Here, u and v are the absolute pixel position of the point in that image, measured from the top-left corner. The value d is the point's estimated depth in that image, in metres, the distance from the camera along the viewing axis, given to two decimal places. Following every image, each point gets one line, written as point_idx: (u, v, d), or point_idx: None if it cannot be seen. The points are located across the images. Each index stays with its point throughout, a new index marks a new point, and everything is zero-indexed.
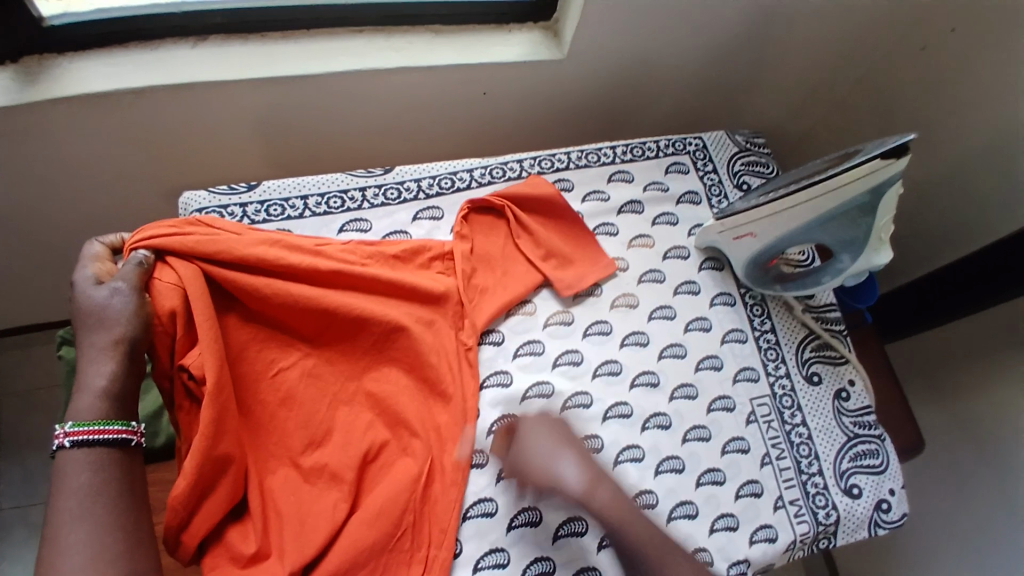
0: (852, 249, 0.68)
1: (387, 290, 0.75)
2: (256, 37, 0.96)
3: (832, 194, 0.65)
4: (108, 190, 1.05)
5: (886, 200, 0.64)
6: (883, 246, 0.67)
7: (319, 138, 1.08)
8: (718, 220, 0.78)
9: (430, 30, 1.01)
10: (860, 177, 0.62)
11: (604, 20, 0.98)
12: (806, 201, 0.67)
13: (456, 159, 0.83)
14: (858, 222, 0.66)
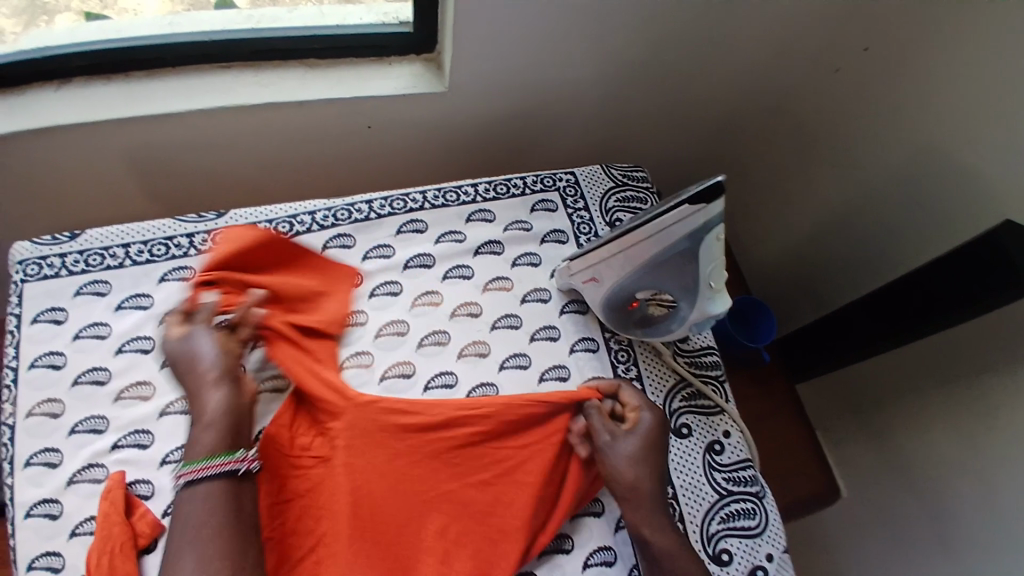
0: (686, 297, 0.63)
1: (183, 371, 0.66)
2: (122, 78, 0.93)
3: (652, 240, 0.59)
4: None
5: (709, 245, 0.58)
6: (717, 291, 0.62)
7: (207, 178, 1.05)
8: (565, 262, 0.73)
9: (305, 65, 0.97)
10: (676, 223, 0.57)
11: (482, 52, 0.93)
12: (630, 248, 0.61)
13: (298, 202, 0.79)
14: (685, 269, 0.60)
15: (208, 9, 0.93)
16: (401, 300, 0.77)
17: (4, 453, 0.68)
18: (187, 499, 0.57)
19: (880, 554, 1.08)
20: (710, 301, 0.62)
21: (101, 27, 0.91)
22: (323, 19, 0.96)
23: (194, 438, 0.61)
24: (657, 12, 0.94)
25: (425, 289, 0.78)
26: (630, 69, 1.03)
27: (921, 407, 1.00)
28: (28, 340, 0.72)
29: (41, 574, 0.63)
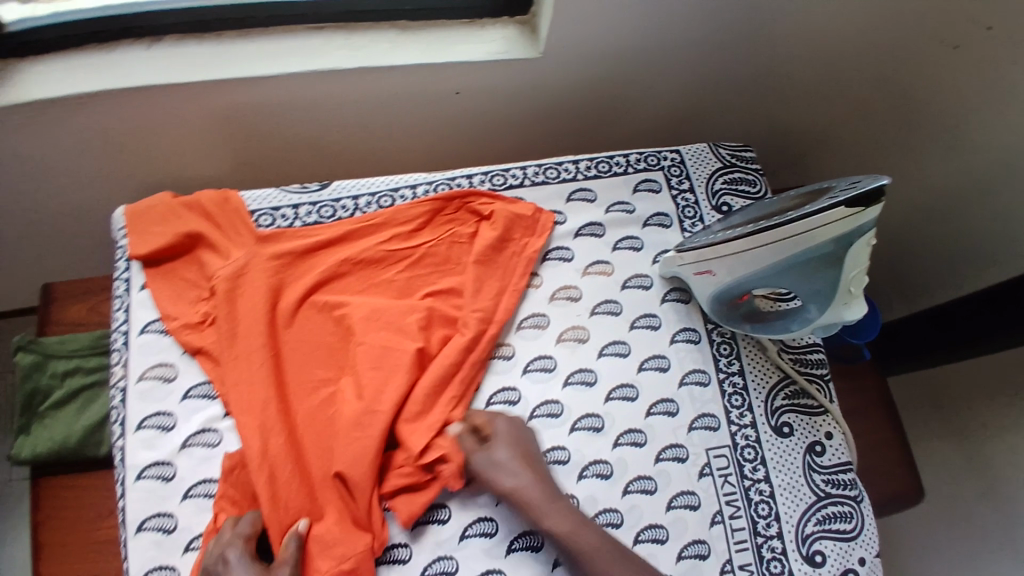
0: (818, 300, 0.59)
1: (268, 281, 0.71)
2: (214, 36, 0.92)
3: (797, 239, 0.55)
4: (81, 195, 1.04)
5: (859, 251, 0.54)
6: (855, 300, 0.58)
7: (290, 141, 1.04)
8: (677, 250, 0.70)
9: (397, 27, 0.94)
10: (829, 225, 0.53)
11: (582, 16, 0.88)
12: (768, 243, 0.57)
13: (399, 175, 0.78)
14: (824, 272, 0.57)
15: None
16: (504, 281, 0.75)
17: (118, 415, 0.70)
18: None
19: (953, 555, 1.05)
20: (846, 309, 0.58)
21: None
22: None
23: None
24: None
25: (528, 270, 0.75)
26: (735, 36, 0.96)
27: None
28: (139, 305, 0.73)
29: (155, 531, 0.66)
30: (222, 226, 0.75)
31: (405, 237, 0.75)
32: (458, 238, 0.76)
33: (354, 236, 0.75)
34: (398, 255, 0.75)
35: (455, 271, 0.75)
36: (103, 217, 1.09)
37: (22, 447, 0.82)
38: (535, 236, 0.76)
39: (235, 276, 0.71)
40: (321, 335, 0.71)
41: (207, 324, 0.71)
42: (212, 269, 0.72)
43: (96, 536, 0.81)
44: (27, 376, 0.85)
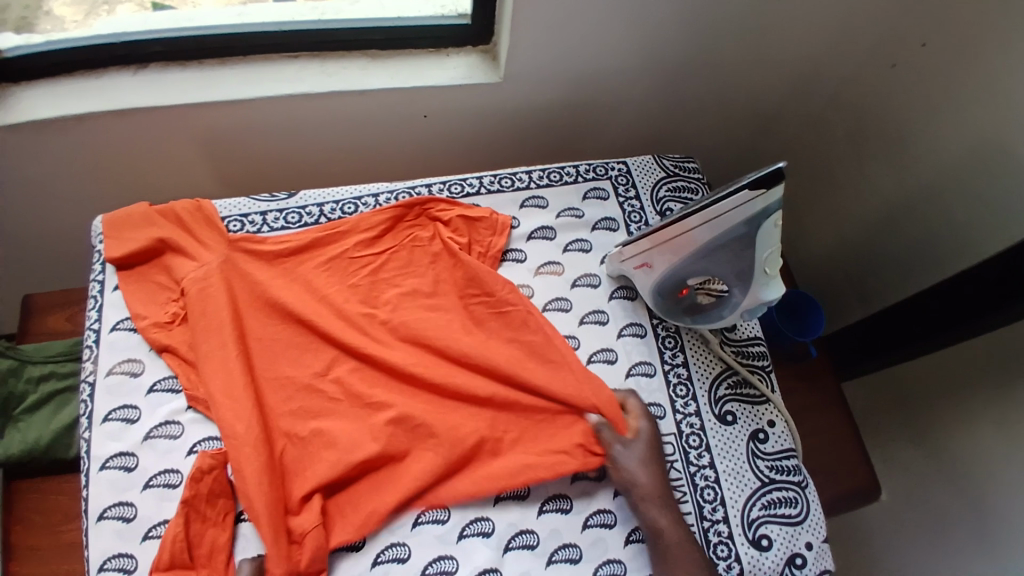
0: (740, 282, 0.65)
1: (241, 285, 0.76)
2: (196, 64, 0.99)
3: (712, 223, 0.62)
4: (70, 212, 1.10)
5: (766, 232, 0.61)
6: (772, 278, 0.65)
7: (268, 161, 1.10)
8: (618, 248, 0.75)
9: (367, 55, 1.01)
10: (736, 206, 0.59)
11: (537, 43, 0.96)
12: (689, 230, 0.64)
13: (363, 184, 0.83)
14: (739, 253, 0.63)
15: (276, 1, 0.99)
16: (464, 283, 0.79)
17: (86, 409, 0.72)
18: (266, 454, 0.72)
19: (920, 557, 1.06)
20: (765, 288, 0.64)
21: (179, 18, 0.97)
22: (387, 11, 1.00)
23: None
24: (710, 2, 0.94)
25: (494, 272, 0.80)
26: (681, 61, 1.04)
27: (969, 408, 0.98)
28: (110, 305, 0.77)
29: (115, 520, 0.67)
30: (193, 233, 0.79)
31: (370, 244, 0.80)
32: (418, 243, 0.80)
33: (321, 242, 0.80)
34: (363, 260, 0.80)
35: (418, 274, 0.80)
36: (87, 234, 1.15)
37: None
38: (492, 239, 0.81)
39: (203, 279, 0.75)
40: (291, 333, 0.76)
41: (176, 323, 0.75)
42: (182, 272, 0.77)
43: (65, 538, 0.83)
44: (2, 381, 0.87)
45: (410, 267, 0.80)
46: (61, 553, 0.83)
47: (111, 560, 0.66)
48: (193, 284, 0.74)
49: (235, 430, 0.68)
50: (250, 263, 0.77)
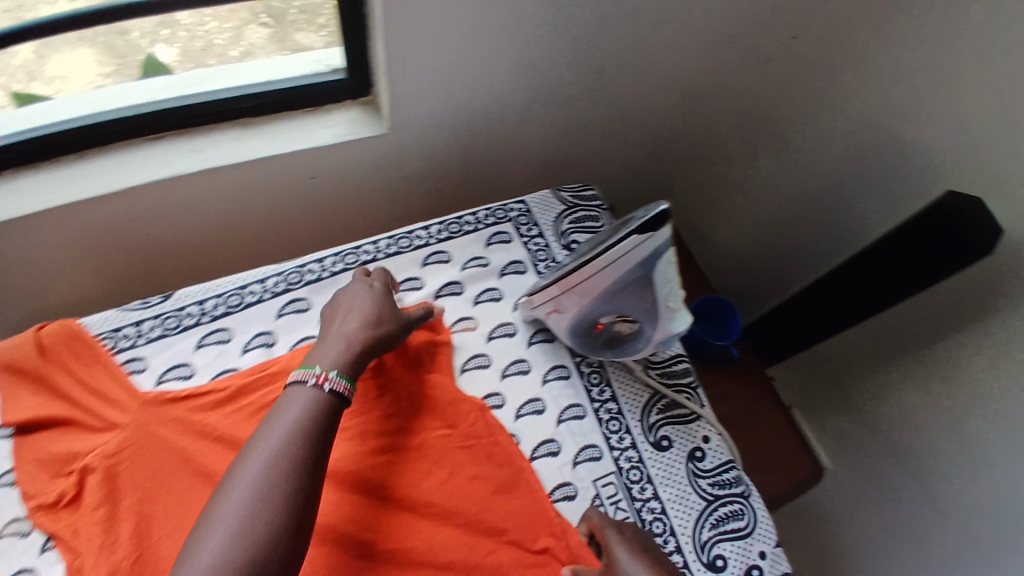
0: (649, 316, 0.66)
1: (155, 457, 0.66)
2: (52, 163, 0.90)
3: (613, 267, 0.62)
4: None
5: (664, 269, 0.62)
6: (677, 308, 0.66)
7: (154, 251, 1.02)
8: (527, 296, 0.73)
9: (239, 124, 0.95)
10: (632, 251, 0.60)
11: (416, 89, 0.92)
12: (593, 274, 0.63)
13: (246, 272, 0.77)
14: (643, 292, 0.64)
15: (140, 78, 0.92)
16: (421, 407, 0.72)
17: None
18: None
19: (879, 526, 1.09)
20: (672, 320, 0.66)
21: (21, 117, 0.88)
22: (255, 75, 0.94)
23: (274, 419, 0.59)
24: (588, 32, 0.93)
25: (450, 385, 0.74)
26: (569, 91, 1.03)
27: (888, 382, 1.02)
28: None
29: None
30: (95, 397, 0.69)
31: None
32: (366, 372, 0.72)
33: (245, 392, 0.70)
34: None
35: (368, 408, 0.71)
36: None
37: None
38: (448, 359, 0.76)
39: (108, 452, 0.65)
40: None
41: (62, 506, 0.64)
42: (81, 447, 0.66)
43: None
44: None
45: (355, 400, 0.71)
46: None
47: None
48: (98, 461, 0.65)
49: None
50: (169, 430, 0.67)
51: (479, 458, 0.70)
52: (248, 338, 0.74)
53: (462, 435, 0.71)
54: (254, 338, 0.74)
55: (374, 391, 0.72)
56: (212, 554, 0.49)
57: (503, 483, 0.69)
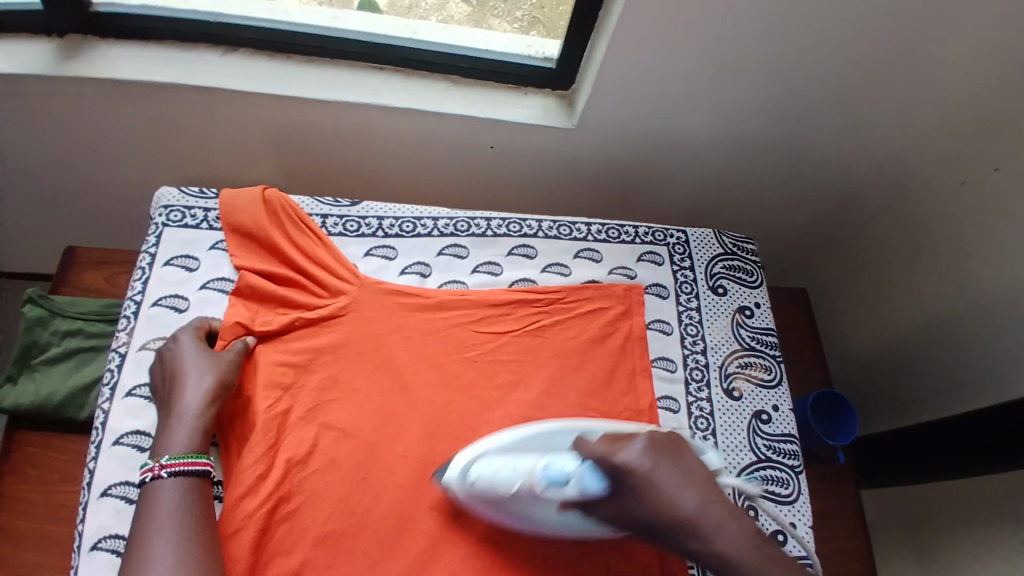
0: (653, 533, 0.61)
1: (355, 331, 0.75)
2: (283, 56, 1.00)
3: (512, 489, 0.63)
4: (140, 170, 1.14)
5: (583, 477, 0.62)
6: (694, 518, 0.60)
7: (329, 161, 1.11)
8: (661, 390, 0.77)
9: (448, 79, 1.02)
10: (525, 474, 0.63)
11: (616, 92, 0.97)
12: (538, 508, 0.64)
13: (425, 206, 0.83)
14: (572, 497, 0.62)
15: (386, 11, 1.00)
16: (581, 382, 0.76)
17: (111, 378, 0.70)
18: (162, 489, 0.61)
19: None
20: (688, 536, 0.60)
21: (275, 8, 0.98)
22: (472, 40, 1.01)
23: (167, 421, 0.65)
24: (789, 80, 0.95)
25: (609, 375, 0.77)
26: (753, 134, 1.05)
27: (980, 537, 0.94)
28: (156, 280, 0.74)
29: (118, 498, 0.66)
30: (323, 265, 0.77)
31: (493, 321, 0.78)
32: (538, 332, 0.78)
33: (442, 307, 0.77)
34: (478, 334, 0.77)
35: (532, 364, 0.76)
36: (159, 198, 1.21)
37: (6, 397, 0.83)
38: (620, 350, 0.78)
39: (325, 315, 0.75)
40: (386, 399, 0.73)
41: (269, 340, 0.74)
42: (304, 301, 0.75)
43: (59, 498, 0.83)
44: (29, 329, 0.86)
45: (529, 352, 0.77)
46: (56, 513, 0.83)
47: (106, 539, 0.65)
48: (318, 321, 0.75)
49: (275, 470, 0.68)
50: (375, 315, 0.76)
51: None
52: (408, 264, 0.80)
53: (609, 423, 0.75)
54: (414, 265, 0.80)
55: (546, 353, 0.77)
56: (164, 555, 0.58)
57: None
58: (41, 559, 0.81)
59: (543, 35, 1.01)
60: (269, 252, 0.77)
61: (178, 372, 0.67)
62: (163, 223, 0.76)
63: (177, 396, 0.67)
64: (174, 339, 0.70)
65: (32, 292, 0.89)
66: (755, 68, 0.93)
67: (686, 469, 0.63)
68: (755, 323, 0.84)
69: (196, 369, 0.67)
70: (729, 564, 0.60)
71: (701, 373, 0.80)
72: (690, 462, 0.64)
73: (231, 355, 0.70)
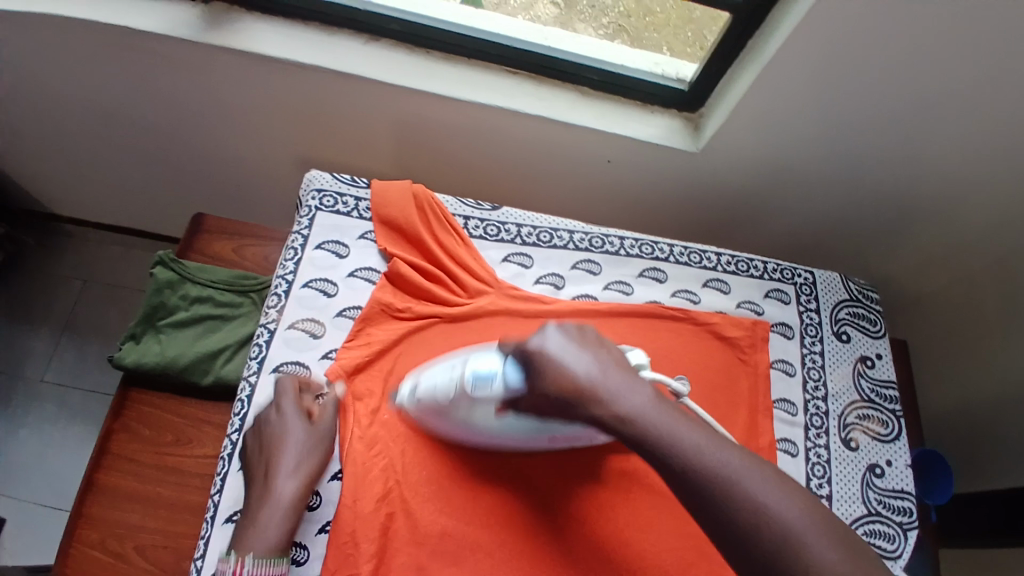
0: (559, 414, 0.57)
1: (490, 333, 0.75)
2: (421, 52, 1.01)
3: (449, 396, 0.64)
4: (261, 143, 1.17)
5: (507, 371, 0.61)
6: (599, 384, 0.56)
7: (445, 157, 1.13)
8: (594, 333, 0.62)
9: (578, 90, 1.03)
10: (457, 380, 0.64)
11: (749, 125, 0.96)
12: (474, 408, 0.64)
13: (563, 218, 0.84)
14: (501, 396, 0.62)
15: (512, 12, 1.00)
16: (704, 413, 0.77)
17: (258, 352, 0.73)
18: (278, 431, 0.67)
19: None
20: (586, 408, 0.55)
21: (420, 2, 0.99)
22: (606, 52, 1.01)
23: (257, 505, 0.64)
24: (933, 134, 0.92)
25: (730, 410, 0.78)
26: (876, 180, 1.02)
27: None
28: (308, 263, 0.77)
29: None
30: (463, 265, 0.78)
31: (623, 339, 0.78)
32: (665, 356, 0.79)
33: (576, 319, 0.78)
34: None
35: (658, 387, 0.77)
36: (270, 171, 1.24)
37: (127, 354, 0.85)
38: (742, 386, 0.79)
39: (463, 315, 0.75)
40: None
41: (406, 332, 0.74)
42: (443, 298, 0.76)
43: (169, 461, 0.84)
44: (160, 290, 0.89)
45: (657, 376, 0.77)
46: (165, 475, 0.83)
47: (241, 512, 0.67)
48: (454, 319, 0.75)
49: (403, 461, 0.69)
50: (511, 320, 0.76)
51: None
52: (543, 273, 0.81)
53: None
54: (548, 276, 0.81)
55: (672, 378, 0.78)
56: (275, 512, 0.64)
57: None
58: (143, 520, 0.81)
59: (627, 44, 1.01)
60: (415, 246, 0.79)
61: (276, 451, 0.66)
62: (315, 206, 0.79)
63: (274, 467, 0.65)
64: (277, 407, 0.69)
65: (161, 255, 0.90)
66: (900, 118, 0.90)
67: (597, 349, 0.59)
68: (875, 374, 0.84)
69: (300, 446, 0.67)
70: (659, 443, 0.55)
71: (820, 421, 0.80)
72: (605, 346, 0.60)
73: (332, 429, 0.70)
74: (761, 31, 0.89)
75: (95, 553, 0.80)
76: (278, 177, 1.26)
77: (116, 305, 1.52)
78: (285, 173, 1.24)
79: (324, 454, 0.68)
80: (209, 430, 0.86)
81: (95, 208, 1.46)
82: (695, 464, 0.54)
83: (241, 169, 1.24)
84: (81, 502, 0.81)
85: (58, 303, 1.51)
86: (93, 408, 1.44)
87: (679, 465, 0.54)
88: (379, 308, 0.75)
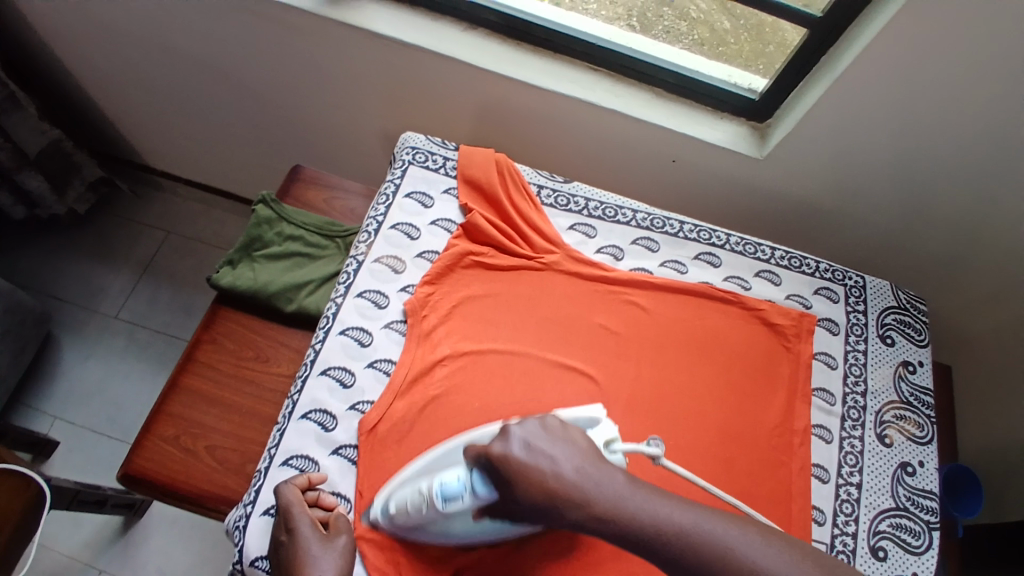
0: (530, 511, 0.57)
1: (551, 288, 0.83)
2: (512, 44, 1.11)
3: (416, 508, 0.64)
4: (354, 116, 1.29)
5: (473, 479, 0.62)
6: (575, 484, 0.56)
7: (517, 141, 1.21)
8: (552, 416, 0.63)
9: (653, 90, 1.09)
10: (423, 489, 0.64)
11: (811, 137, 1.01)
12: (449, 521, 0.64)
13: (629, 197, 0.91)
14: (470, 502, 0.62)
15: (597, 19, 1.09)
16: (744, 388, 0.81)
17: (347, 278, 0.82)
18: (296, 536, 0.65)
19: None
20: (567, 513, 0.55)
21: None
22: (683, 59, 1.08)
23: None
24: (997, 164, 0.94)
25: (769, 388, 0.82)
26: (930, 204, 1.04)
27: None
28: (397, 207, 0.86)
29: (334, 380, 0.77)
30: (534, 228, 0.86)
31: (673, 310, 0.84)
32: (712, 331, 0.84)
33: (630, 286, 0.84)
34: (655, 317, 0.83)
35: (701, 355, 0.82)
36: (353, 141, 1.35)
37: (222, 276, 0.96)
38: (783, 369, 0.83)
39: (528, 270, 0.83)
40: (568, 355, 0.80)
41: (476, 277, 0.82)
42: (513, 252, 0.84)
43: (247, 374, 0.93)
44: (259, 224, 1.00)
45: (702, 346, 0.83)
46: (240, 384, 0.93)
47: (315, 411, 0.76)
48: (520, 273, 0.83)
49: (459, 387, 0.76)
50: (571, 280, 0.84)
51: (756, 453, 0.78)
52: (605, 244, 0.88)
53: (763, 431, 0.79)
54: (609, 246, 0.88)
55: (716, 352, 0.83)
56: None
57: (761, 489, 0.76)
58: (217, 422, 0.90)
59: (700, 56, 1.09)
60: (491, 205, 0.87)
61: (296, 549, 0.65)
62: (409, 159, 0.89)
63: (296, 557, 0.64)
64: (286, 527, 0.66)
65: (263, 194, 1.01)
66: (966, 138, 0.93)
67: (568, 442, 0.60)
68: (916, 379, 0.87)
69: (320, 561, 0.64)
70: (641, 522, 0.54)
71: (857, 414, 0.83)
72: (574, 438, 0.61)
73: (346, 540, 0.66)
74: (836, 47, 0.94)
75: (170, 446, 0.88)
76: (362, 150, 1.37)
77: (194, 253, 1.66)
78: (369, 147, 1.36)
79: (344, 565, 0.65)
80: (285, 350, 0.95)
81: (189, 161, 1.60)
82: (674, 537, 0.53)
83: (332, 138, 1.36)
84: (164, 399, 0.91)
85: (144, 247, 1.66)
86: (157, 343, 1.57)
87: (658, 539, 0.54)
88: (455, 253, 0.82)
